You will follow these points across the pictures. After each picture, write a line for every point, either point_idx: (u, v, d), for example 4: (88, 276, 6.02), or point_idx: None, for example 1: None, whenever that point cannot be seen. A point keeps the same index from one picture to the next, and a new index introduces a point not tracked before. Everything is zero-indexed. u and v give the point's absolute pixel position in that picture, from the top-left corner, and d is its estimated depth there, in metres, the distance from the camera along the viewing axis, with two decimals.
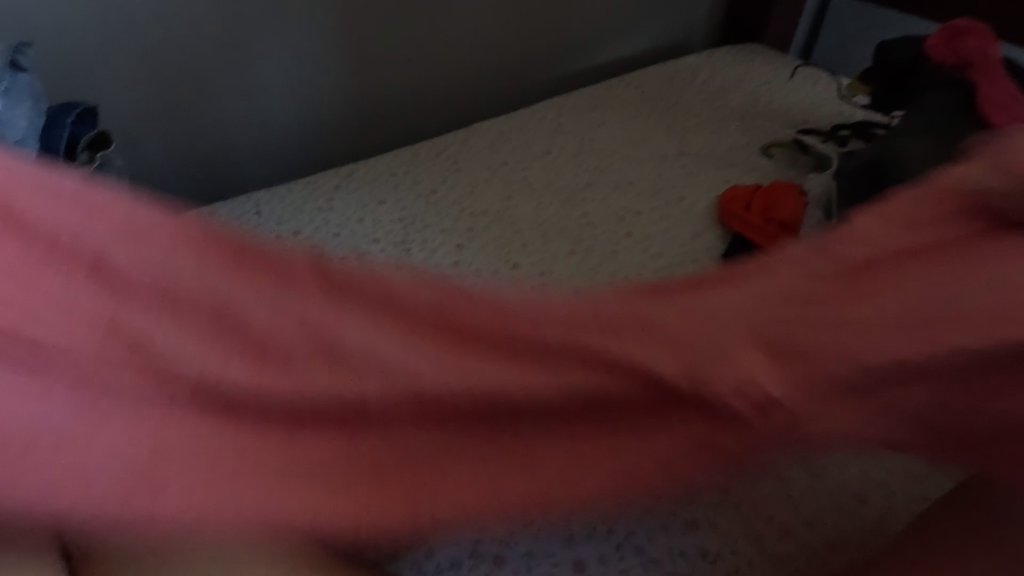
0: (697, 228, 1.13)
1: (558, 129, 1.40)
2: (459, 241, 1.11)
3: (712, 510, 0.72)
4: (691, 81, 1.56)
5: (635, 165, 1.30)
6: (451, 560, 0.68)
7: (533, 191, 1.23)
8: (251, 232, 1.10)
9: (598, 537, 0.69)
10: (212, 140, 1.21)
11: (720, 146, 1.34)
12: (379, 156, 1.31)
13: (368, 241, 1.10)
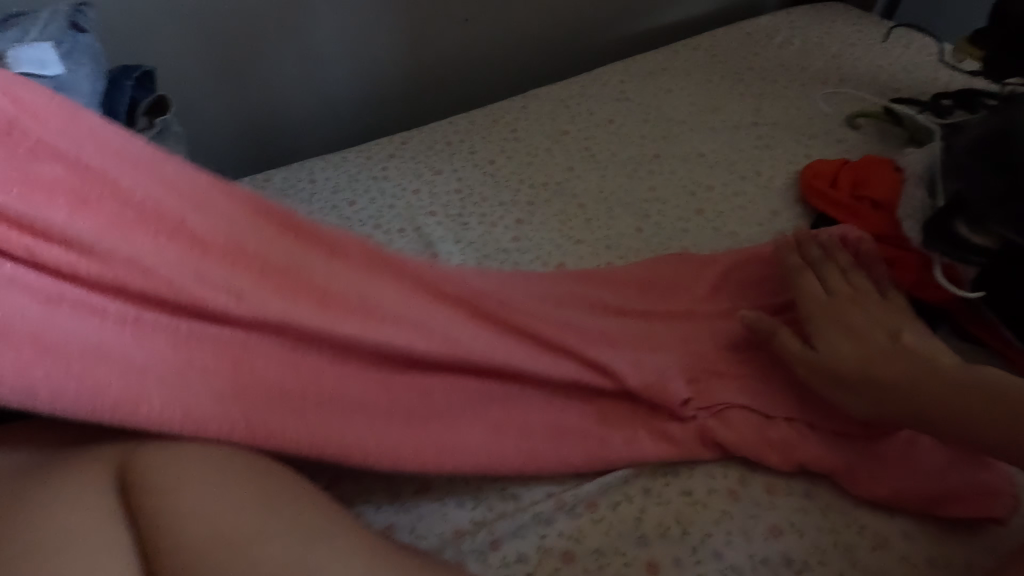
0: (775, 205, 1.05)
1: (621, 96, 1.31)
2: (519, 215, 1.05)
3: (796, 515, 0.67)
4: (767, 42, 1.43)
5: (706, 136, 1.21)
6: (517, 555, 0.65)
7: (597, 163, 1.16)
8: (307, 200, 1.08)
9: (671, 538, 0.66)
10: (266, 105, 1.18)
11: (800, 116, 1.24)
12: (434, 124, 1.26)
13: (425, 213, 1.06)
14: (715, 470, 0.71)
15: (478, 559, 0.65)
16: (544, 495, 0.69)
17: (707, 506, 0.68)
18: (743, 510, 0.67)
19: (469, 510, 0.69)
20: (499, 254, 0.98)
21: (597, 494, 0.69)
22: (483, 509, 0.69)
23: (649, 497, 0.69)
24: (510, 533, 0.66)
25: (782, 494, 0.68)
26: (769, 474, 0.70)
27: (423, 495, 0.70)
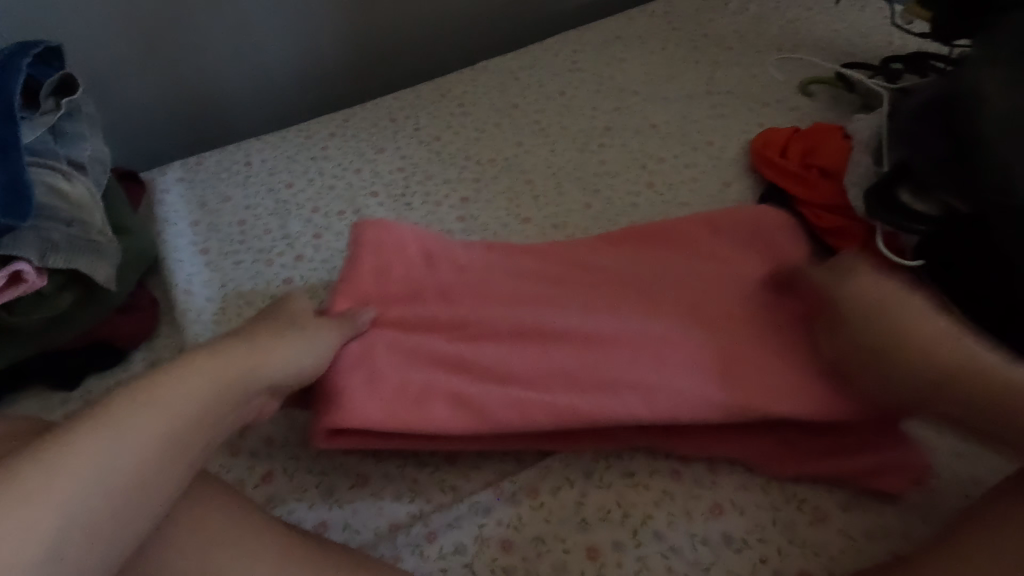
0: (725, 176, 1.03)
1: (573, 66, 1.27)
2: (465, 193, 1.02)
3: (737, 493, 0.66)
4: (724, 7, 1.39)
5: (659, 106, 1.18)
6: (454, 546, 0.63)
7: (546, 136, 1.12)
8: (241, 183, 1.03)
9: (612, 522, 0.64)
10: (195, 85, 1.12)
11: (754, 84, 1.21)
12: (378, 100, 1.20)
13: (366, 194, 1.01)
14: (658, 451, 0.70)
15: (414, 552, 0.63)
16: (484, 485, 0.68)
17: (648, 487, 0.67)
18: (685, 490, 0.66)
19: (406, 503, 0.66)
20: (444, 236, 0.95)
21: (538, 480, 0.68)
22: (420, 501, 0.67)
23: (590, 481, 0.68)
24: (446, 524, 0.65)
25: (724, 472, 0.68)
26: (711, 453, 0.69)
27: (358, 491, 0.68)
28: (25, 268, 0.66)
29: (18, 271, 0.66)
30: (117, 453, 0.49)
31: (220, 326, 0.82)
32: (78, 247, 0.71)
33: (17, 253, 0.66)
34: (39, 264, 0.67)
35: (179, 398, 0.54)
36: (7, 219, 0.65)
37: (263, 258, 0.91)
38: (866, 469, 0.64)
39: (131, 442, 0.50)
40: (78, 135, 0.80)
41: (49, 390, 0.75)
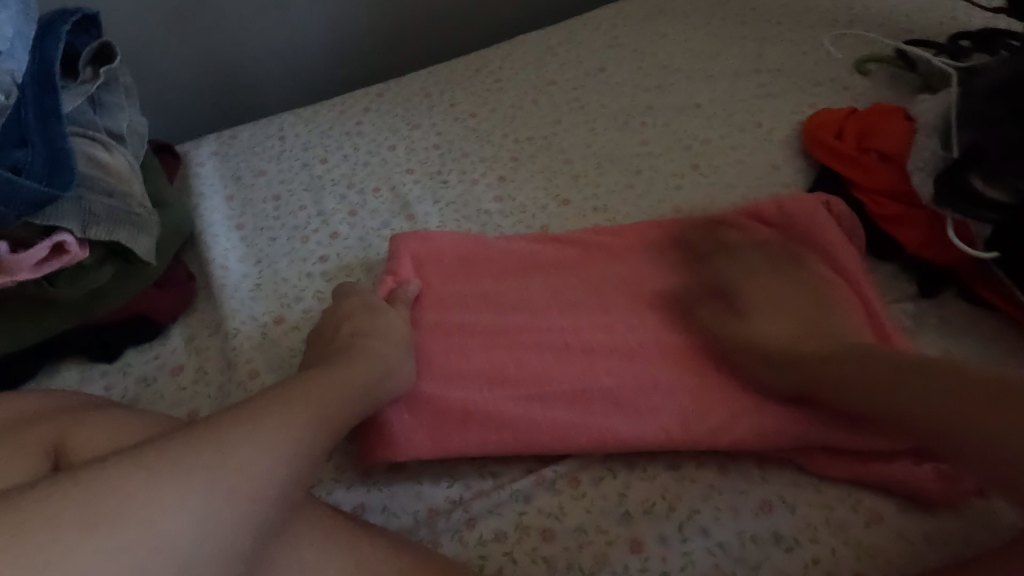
0: (774, 159, 0.98)
1: (614, 42, 1.22)
2: (502, 172, 0.99)
3: (788, 490, 0.63)
4: None
5: (703, 84, 1.13)
6: (493, 533, 0.62)
7: (586, 114, 1.08)
8: (275, 158, 1.02)
9: (656, 515, 0.63)
10: (228, 57, 1.10)
11: (805, 62, 1.15)
12: (412, 74, 1.18)
13: (401, 171, 0.99)
14: None
15: (454, 537, 0.62)
16: (524, 472, 0.66)
17: (694, 481, 0.65)
18: (732, 485, 0.64)
19: (445, 488, 0.65)
20: (481, 216, 0.92)
21: (580, 469, 0.66)
22: (459, 488, 0.66)
23: (634, 472, 0.66)
24: (486, 511, 0.63)
25: (774, 468, 0.65)
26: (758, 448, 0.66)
27: (395, 475, 0.67)
28: (68, 239, 0.66)
29: (61, 242, 0.65)
30: (256, 464, 0.48)
31: (257, 303, 0.81)
32: (119, 219, 0.70)
33: (59, 225, 0.65)
34: (81, 234, 0.67)
35: (303, 408, 0.54)
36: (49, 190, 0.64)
37: (299, 234, 0.90)
38: (915, 480, 0.61)
39: (266, 450, 0.49)
40: (117, 105, 0.79)
41: (88, 362, 0.75)
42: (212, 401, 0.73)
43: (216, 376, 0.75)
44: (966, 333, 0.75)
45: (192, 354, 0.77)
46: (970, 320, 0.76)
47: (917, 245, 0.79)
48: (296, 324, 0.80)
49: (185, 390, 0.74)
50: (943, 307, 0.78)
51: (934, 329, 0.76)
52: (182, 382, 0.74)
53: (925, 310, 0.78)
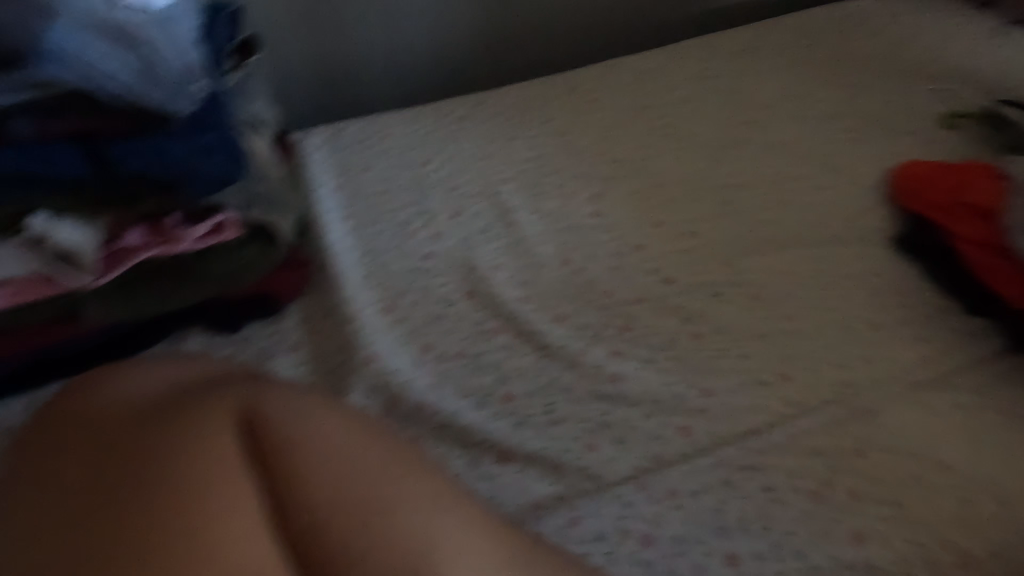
0: (864, 202, 1.00)
1: (705, 73, 1.26)
2: (597, 189, 1.02)
3: (878, 523, 0.66)
4: (859, 31, 1.37)
5: (793, 123, 1.16)
6: (594, 533, 0.66)
7: (678, 141, 1.12)
8: (379, 154, 1.07)
9: (751, 533, 0.66)
10: (340, 54, 1.16)
11: (892, 111, 1.18)
12: (509, 87, 1.23)
13: (500, 179, 1.03)
14: (797, 469, 0.70)
15: (557, 532, 0.66)
16: (625, 476, 0.70)
17: (788, 504, 0.67)
18: (826, 513, 0.67)
19: (547, 485, 0.69)
20: (578, 229, 0.96)
21: (678, 481, 0.69)
22: (561, 486, 0.69)
23: (731, 491, 0.68)
24: (588, 511, 0.67)
25: (866, 500, 0.68)
26: (855, 475, 0.69)
27: (502, 466, 0.70)
28: (230, 218, 0.68)
29: (222, 220, 0.68)
30: None
31: (367, 292, 0.86)
32: (184, 86, 0.59)
33: (223, 203, 0.68)
34: (241, 215, 0.70)
35: None
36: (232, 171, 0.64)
37: (404, 230, 0.95)
38: None
39: None
40: (255, 93, 0.85)
41: (210, 331, 0.80)
42: (327, 378, 0.77)
43: (330, 356, 0.79)
44: None
45: (308, 334, 0.81)
46: None
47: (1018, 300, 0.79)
48: (406, 314, 0.84)
49: (302, 367, 0.78)
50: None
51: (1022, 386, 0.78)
52: (299, 359, 0.79)
53: (1010, 364, 0.80)
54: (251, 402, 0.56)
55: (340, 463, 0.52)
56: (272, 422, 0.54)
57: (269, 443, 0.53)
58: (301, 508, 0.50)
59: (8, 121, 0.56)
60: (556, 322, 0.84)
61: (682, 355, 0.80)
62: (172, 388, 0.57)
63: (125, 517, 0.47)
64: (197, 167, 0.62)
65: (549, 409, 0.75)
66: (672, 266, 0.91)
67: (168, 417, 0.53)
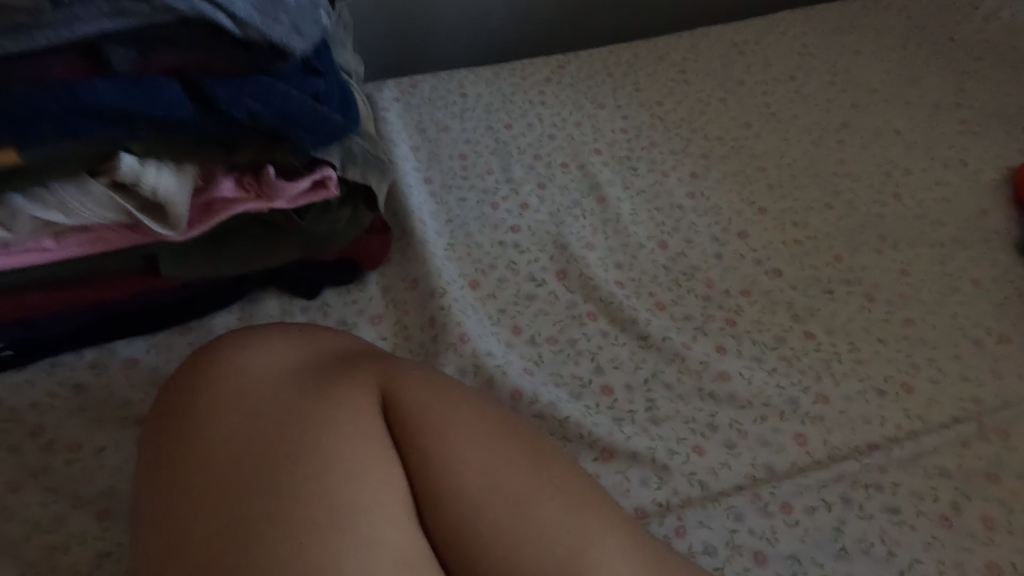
0: (983, 202, 0.92)
1: (803, 51, 1.17)
2: (692, 168, 0.95)
3: (1017, 556, 0.61)
4: (970, 14, 1.27)
5: (901, 110, 1.07)
6: (704, 546, 0.61)
7: (777, 122, 1.04)
8: (458, 116, 1.00)
9: (874, 557, 0.61)
10: (419, 5, 1.07)
11: (1009, 103, 1.09)
12: (593, 51, 1.15)
13: (589, 150, 0.96)
14: (923, 490, 0.64)
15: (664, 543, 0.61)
16: (735, 485, 0.64)
17: (915, 528, 0.62)
18: (957, 541, 0.61)
19: (652, 490, 0.63)
20: (674, 211, 0.89)
21: (793, 495, 0.64)
22: (667, 491, 0.63)
23: (851, 509, 0.63)
24: (697, 521, 0.62)
25: (1002, 530, 0.62)
26: (987, 502, 0.64)
27: (603, 464, 0.65)
28: (331, 175, 0.62)
29: (323, 176, 0.62)
30: None
31: (452, 264, 0.80)
32: (308, 17, 0.53)
33: (326, 158, 0.61)
34: (342, 173, 0.63)
35: None
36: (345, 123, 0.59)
37: (488, 200, 0.88)
38: None
39: None
40: (341, 41, 0.78)
41: (287, 294, 0.75)
42: (413, 353, 0.72)
43: (416, 331, 0.74)
44: None
45: (390, 305, 0.76)
46: None
47: None
48: (494, 291, 0.78)
49: (385, 340, 0.73)
50: None
51: None
52: (381, 331, 0.74)
53: None
54: (395, 392, 0.50)
55: (493, 471, 0.47)
56: (417, 417, 0.49)
57: (415, 440, 0.48)
58: (452, 518, 0.46)
59: (104, 48, 0.47)
60: (655, 310, 0.78)
61: (793, 356, 0.74)
62: (301, 364, 0.51)
63: (273, 517, 0.42)
64: (319, 116, 0.56)
65: (650, 405, 0.69)
66: (777, 258, 0.84)
67: (307, 397, 0.48)
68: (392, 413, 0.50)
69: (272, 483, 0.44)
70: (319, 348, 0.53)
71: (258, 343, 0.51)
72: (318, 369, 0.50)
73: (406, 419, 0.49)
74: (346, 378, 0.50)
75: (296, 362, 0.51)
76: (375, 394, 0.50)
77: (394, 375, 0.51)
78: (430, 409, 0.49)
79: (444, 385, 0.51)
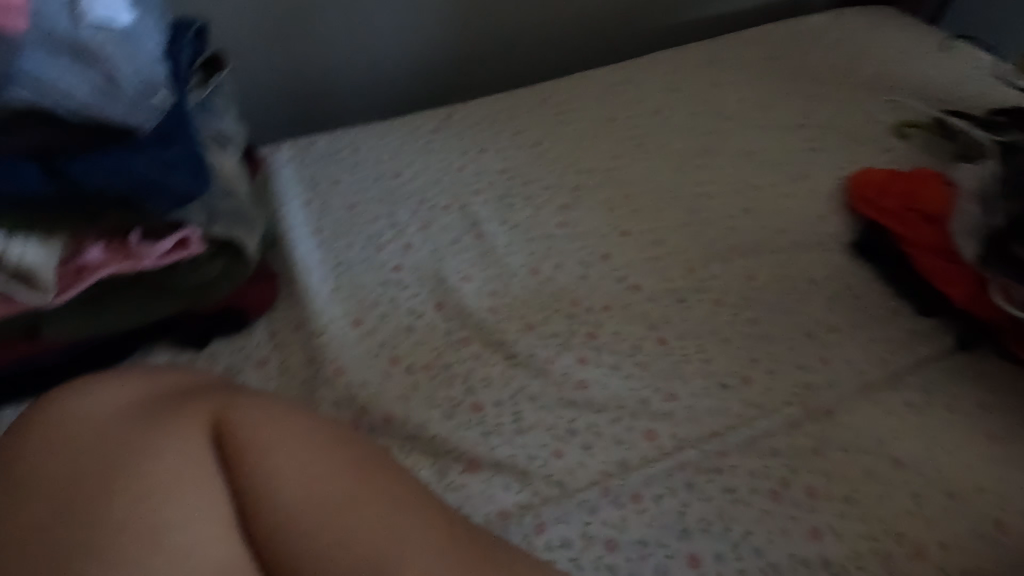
0: (822, 209, 1.04)
1: (669, 86, 1.30)
2: (565, 200, 1.04)
3: (836, 520, 0.68)
4: (818, 44, 1.42)
5: (754, 133, 1.19)
6: (561, 540, 0.67)
7: (644, 152, 1.14)
8: (349, 169, 1.07)
9: (712, 533, 0.67)
10: (311, 70, 1.17)
11: (849, 120, 1.22)
12: (480, 101, 1.25)
13: (470, 191, 1.05)
14: (757, 469, 0.72)
15: (524, 541, 0.67)
16: (589, 483, 0.71)
17: (749, 504, 0.69)
18: (784, 511, 0.69)
19: (514, 493, 0.70)
20: (546, 240, 0.98)
21: (641, 485, 0.71)
22: (528, 493, 0.70)
23: (692, 493, 0.70)
24: (554, 518, 0.68)
25: (824, 499, 0.70)
26: (811, 474, 0.72)
27: (470, 475, 0.71)
28: (193, 234, 0.69)
29: (185, 236, 0.68)
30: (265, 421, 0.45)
31: (336, 305, 0.86)
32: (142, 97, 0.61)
33: (186, 219, 0.68)
34: (204, 230, 0.70)
35: None
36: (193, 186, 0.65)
37: (374, 243, 0.95)
38: None
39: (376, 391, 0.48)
40: (221, 110, 0.84)
41: (177, 346, 0.80)
42: (295, 391, 0.78)
43: (299, 370, 0.79)
44: (1003, 390, 0.80)
45: (275, 348, 0.81)
46: (1004, 376, 0.82)
47: (961, 300, 0.84)
48: (375, 326, 0.84)
49: (269, 381, 0.78)
50: (978, 362, 0.83)
51: (973, 383, 0.81)
52: (266, 373, 0.79)
53: (961, 362, 0.83)
54: (225, 419, 0.55)
55: (308, 486, 0.51)
56: (242, 443, 0.53)
57: (239, 462, 0.53)
58: (267, 533, 0.50)
59: None
60: (524, 330, 0.85)
61: (647, 360, 0.82)
62: (138, 400, 0.56)
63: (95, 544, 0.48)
64: (163, 183, 0.63)
65: (517, 417, 0.76)
66: (637, 274, 0.93)
67: (139, 430, 0.53)
68: (223, 439, 0.54)
69: (94, 515, 0.49)
70: (159, 386, 0.58)
71: (96, 385, 0.56)
72: (156, 404, 0.55)
73: (232, 446, 0.53)
74: (178, 412, 0.55)
75: (134, 398, 0.56)
76: (204, 423, 0.54)
77: (229, 405, 0.56)
78: (256, 433, 0.53)
79: (276, 408, 0.56)
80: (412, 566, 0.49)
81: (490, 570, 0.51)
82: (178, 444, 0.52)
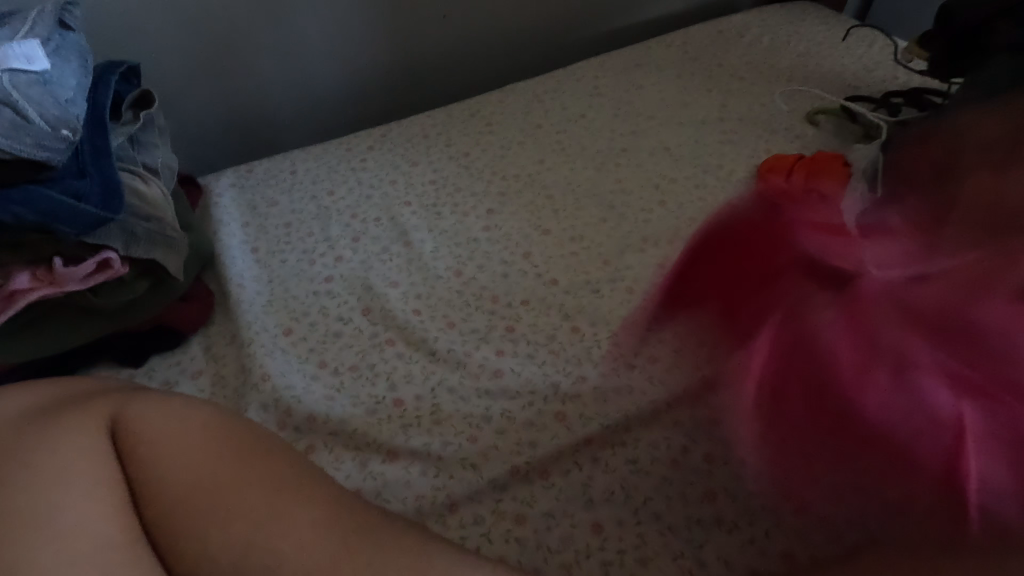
0: (733, 197, 1.09)
1: (594, 91, 1.36)
2: (491, 205, 1.10)
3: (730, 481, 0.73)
4: (737, 42, 1.49)
5: (673, 130, 1.26)
6: (473, 517, 0.71)
7: (567, 156, 1.21)
8: (286, 190, 1.13)
9: (615, 502, 0.72)
10: (250, 101, 1.24)
11: (763, 112, 1.29)
12: (414, 118, 1.31)
13: (400, 203, 1.11)
14: (659, 441, 0.77)
15: (438, 520, 0.71)
16: (500, 464, 0.75)
17: (650, 473, 0.74)
18: (682, 477, 0.74)
19: (430, 477, 0.74)
20: (470, 244, 1.03)
21: (549, 463, 0.75)
22: (445, 477, 0.74)
23: (597, 466, 0.75)
24: (466, 497, 0.73)
25: (720, 464, 0.75)
26: (709, 441, 0.77)
27: (389, 464, 0.75)
28: (112, 256, 0.74)
29: (106, 258, 0.74)
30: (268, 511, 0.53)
31: (269, 317, 0.91)
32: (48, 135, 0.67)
33: (105, 243, 0.73)
34: (124, 253, 0.75)
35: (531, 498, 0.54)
36: (102, 212, 0.71)
37: (307, 257, 1.01)
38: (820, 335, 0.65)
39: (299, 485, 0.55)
40: (153, 142, 0.89)
41: (115, 365, 0.84)
42: (227, 398, 0.82)
43: (232, 379, 0.84)
44: None
45: (210, 360, 0.86)
46: None
47: None
48: (304, 334, 0.89)
49: (203, 391, 0.83)
50: None
51: None
52: (201, 383, 0.84)
53: None
54: (122, 416, 0.62)
55: (192, 465, 0.58)
56: (135, 434, 0.60)
57: (136, 451, 0.59)
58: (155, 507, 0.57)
59: None
60: (446, 328, 0.90)
61: (561, 348, 0.87)
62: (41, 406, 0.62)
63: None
64: (74, 210, 0.68)
65: (435, 408, 0.81)
66: (555, 270, 0.98)
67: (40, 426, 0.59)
68: (119, 434, 0.60)
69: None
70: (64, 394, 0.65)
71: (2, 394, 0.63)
72: (61, 408, 0.62)
73: (126, 439, 0.60)
74: (79, 413, 0.61)
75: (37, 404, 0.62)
76: (103, 420, 0.61)
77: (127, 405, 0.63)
78: (150, 426, 0.60)
79: (169, 404, 0.63)
80: (290, 522, 0.55)
81: (366, 532, 0.56)
82: (75, 436, 0.58)
